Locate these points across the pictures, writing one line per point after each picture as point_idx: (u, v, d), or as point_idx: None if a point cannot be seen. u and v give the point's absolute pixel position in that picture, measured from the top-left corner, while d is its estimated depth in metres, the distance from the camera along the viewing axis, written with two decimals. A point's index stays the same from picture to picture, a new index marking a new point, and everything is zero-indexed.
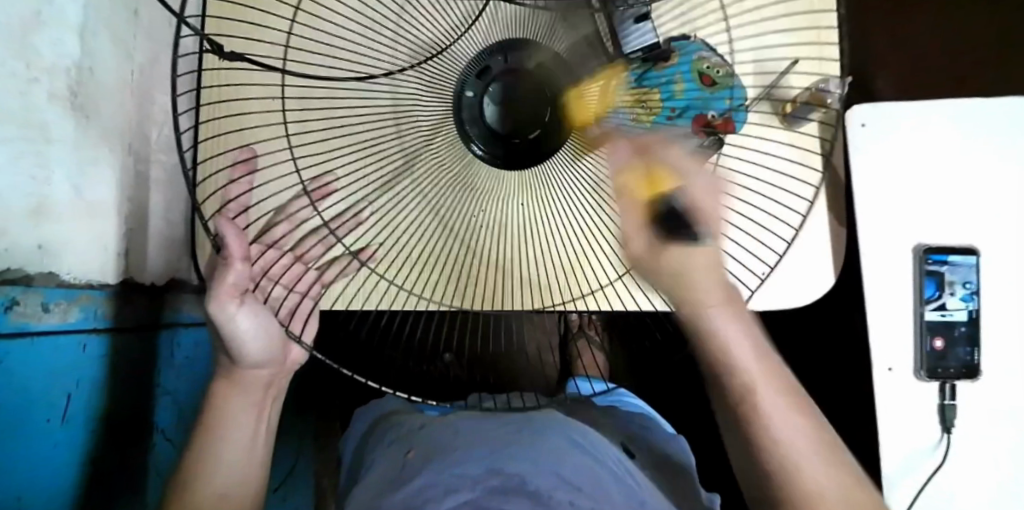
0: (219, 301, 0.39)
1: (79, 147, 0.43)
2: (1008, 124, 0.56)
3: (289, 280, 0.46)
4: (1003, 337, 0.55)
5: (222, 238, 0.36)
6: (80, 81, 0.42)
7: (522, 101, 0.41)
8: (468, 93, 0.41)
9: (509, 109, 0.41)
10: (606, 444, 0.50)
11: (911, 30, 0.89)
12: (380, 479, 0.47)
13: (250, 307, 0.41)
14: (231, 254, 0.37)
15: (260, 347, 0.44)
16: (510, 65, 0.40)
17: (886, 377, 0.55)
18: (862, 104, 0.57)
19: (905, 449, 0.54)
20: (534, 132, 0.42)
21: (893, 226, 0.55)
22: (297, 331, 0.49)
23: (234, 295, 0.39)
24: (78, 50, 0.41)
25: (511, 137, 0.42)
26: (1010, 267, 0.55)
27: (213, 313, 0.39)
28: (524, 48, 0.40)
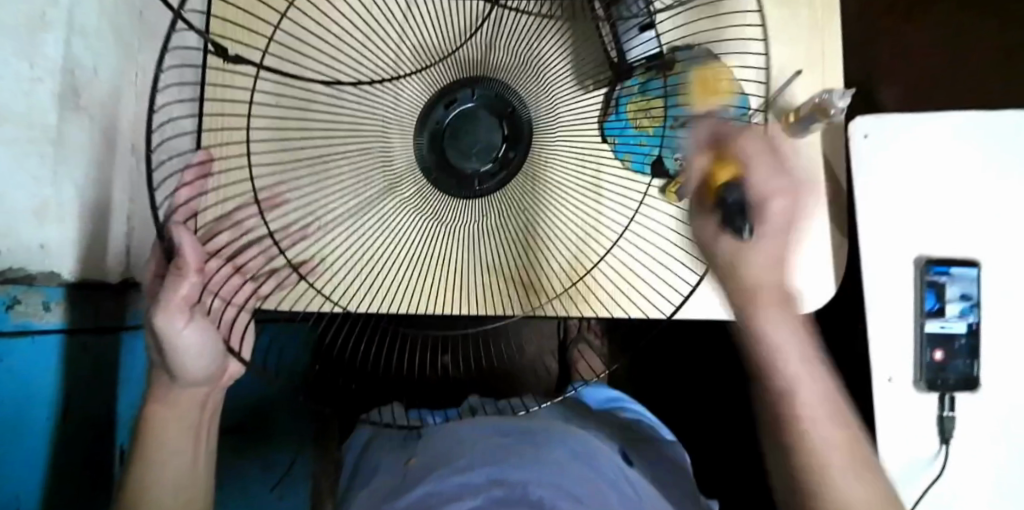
0: (167, 312, 0.38)
1: (78, 144, 0.43)
2: (1011, 137, 0.56)
3: (228, 293, 0.43)
4: (1002, 349, 0.55)
5: (176, 242, 0.36)
6: (79, 78, 0.41)
7: (478, 135, 0.42)
8: (435, 120, 0.42)
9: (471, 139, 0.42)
10: (607, 451, 0.50)
11: (913, 40, 0.89)
12: (381, 490, 0.47)
13: (198, 324, 0.40)
14: (184, 262, 0.36)
15: (204, 361, 0.42)
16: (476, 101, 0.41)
17: (885, 387, 0.55)
18: (866, 115, 0.56)
19: (903, 458, 0.54)
20: (487, 166, 0.42)
21: (895, 237, 0.55)
22: (236, 347, 0.46)
23: (183, 307, 0.38)
24: (77, 46, 0.41)
25: (465, 168, 0.42)
26: (1010, 280, 0.55)
27: (159, 326, 0.38)
28: (490, 88, 0.41)
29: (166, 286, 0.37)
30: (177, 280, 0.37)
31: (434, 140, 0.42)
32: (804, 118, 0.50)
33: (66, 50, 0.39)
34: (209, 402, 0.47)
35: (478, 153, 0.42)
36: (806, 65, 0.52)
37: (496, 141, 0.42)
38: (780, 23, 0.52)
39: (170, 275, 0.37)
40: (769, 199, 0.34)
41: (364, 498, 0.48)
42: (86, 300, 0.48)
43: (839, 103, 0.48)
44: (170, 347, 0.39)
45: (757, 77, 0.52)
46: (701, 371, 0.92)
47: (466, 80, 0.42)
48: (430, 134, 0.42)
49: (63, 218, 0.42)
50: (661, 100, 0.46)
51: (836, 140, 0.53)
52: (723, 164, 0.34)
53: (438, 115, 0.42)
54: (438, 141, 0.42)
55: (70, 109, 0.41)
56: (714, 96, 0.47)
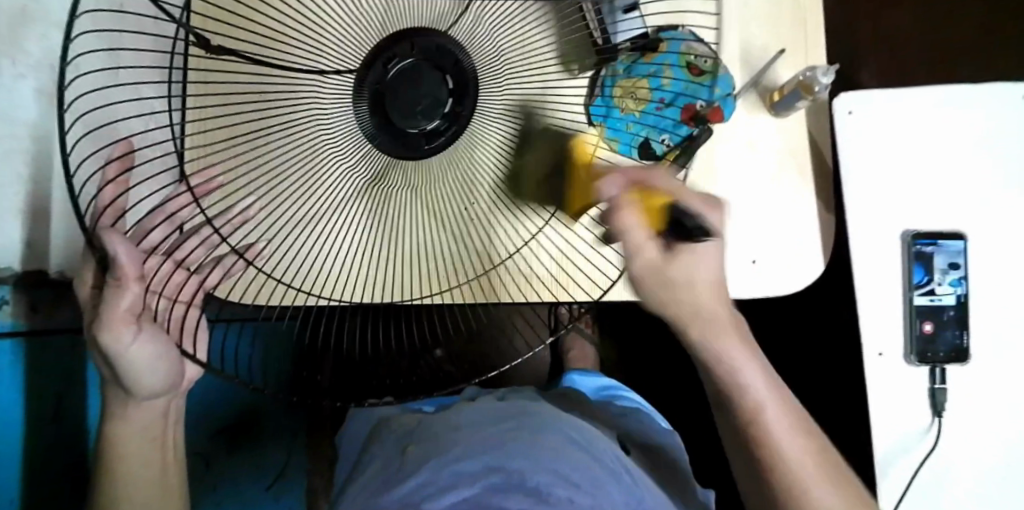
0: (110, 327, 0.35)
1: (17, 135, 0.43)
2: (993, 109, 0.57)
3: (173, 291, 0.43)
4: (990, 318, 0.56)
5: (108, 251, 0.32)
6: (25, 72, 0.43)
7: (421, 88, 0.36)
8: (376, 79, 0.36)
9: (405, 92, 0.36)
10: (601, 436, 0.50)
11: (892, 20, 0.90)
12: (378, 477, 0.47)
13: (146, 330, 0.38)
14: (121, 273, 0.33)
15: (161, 371, 0.41)
16: (416, 55, 0.36)
17: (876, 362, 0.55)
18: (848, 92, 0.57)
19: (897, 432, 0.55)
20: (435, 122, 0.37)
21: (882, 212, 0.56)
22: (189, 350, 0.46)
23: (130, 320, 0.36)
24: (22, 42, 0.42)
25: (406, 128, 0.37)
26: (996, 250, 0.56)
27: (105, 342, 0.35)
28: (436, 41, 0.36)
29: (105, 300, 0.35)
30: (117, 293, 0.34)
31: (376, 98, 0.36)
32: (788, 95, 0.50)
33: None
34: (171, 408, 0.46)
35: (423, 109, 0.37)
36: (787, 44, 0.53)
37: (440, 93, 0.37)
38: (761, 0, 0.52)
39: (109, 287, 0.34)
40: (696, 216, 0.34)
41: (364, 485, 0.48)
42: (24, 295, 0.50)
43: (823, 80, 0.47)
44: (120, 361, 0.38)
45: (739, 57, 0.52)
46: (696, 357, 0.92)
47: (388, 42, 0.36)
48: (371, 97, 0.36)
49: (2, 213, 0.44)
50: (645, 82, 0.48)
51: (820, 116, 0.53)
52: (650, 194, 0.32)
53: (377, 75, 0.36)
54: (381, 104, 0.36)
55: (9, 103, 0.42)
56: (696, 78, 0.49)
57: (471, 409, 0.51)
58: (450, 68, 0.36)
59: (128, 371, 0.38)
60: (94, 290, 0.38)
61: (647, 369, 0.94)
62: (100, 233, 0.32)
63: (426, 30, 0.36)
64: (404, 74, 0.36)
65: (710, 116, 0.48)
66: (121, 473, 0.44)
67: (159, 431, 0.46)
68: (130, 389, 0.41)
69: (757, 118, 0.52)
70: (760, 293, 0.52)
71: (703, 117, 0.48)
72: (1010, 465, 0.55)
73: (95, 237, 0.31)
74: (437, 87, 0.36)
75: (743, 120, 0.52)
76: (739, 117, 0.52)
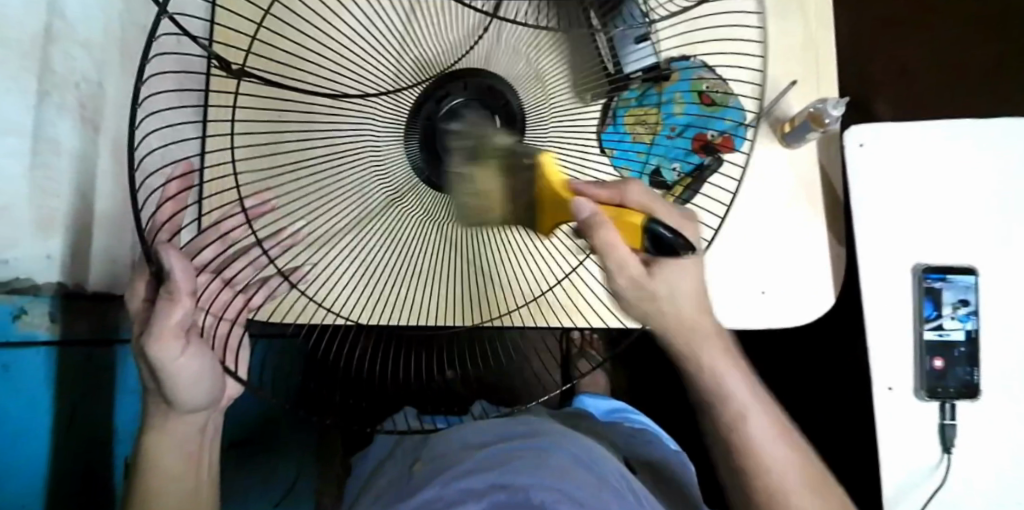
0: (162, 342, 0.35)
1: (51, 152, 0.43)
2: (1006, 146, 0.57)
3: (219, 308, 0.44)
4: (1002, 356, 0.55)
5: (164, 263, 0.31)
6: (55, 91, 0.43)
7: (468, 125, 0.38)
8: (430, 116, 0.37)
9: (454, 125, 0.37)
10: (609, 457, 0.50)
11: (908, 53, 0.90)
12: (388, 490, 0.48)
13: (194, 347, 0.38)
14: (176, 288, 0.32)
15: (205, 385, 0.41)
16: (469, 92, 0.38)
17: (886, 396, 0.55)
18: (859, 124, 0.57)
19: (906, 468, 0.54)
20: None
21: (894, 244, 0.56)
22: (230, 366, 0.47)
23: (178, 336, 0.36)
24: (55, 62, 0.42)
25: (446, 158, 0.36)
26: (1008, 288, 0.55)
27: (153, 356, 0.36)
28: (484, 79, 0.38)
29: (156, 315, 0.34)
30: (168, 306, 0.34)
31: (431, 126, 0.37)
32: (799, 127, 0.50)
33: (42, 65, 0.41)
34: (208, 424, 0.47)
35: None
36: (801, 76, 0.53)
37: (489, 132, 0.37)
38: (773, 33, 0.53)
39: (161, 301, 0.34)
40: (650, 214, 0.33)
41: (377, 489, 0.50)
42: (53, 307, 0.46)
43: (833, 112, 0.48)
44: (165, 377, 0.38)
45: (753, 90, 0.53)
46: None
47: (443, 78, 0.38)
48: (422, 130, 0.37)
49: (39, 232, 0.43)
50: (657, 112, 0.49)
51: (832, 149, 0.53)
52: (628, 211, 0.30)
53: (431, 110, 0.37)
54: (432, 135, 0.37)
55: (49, 125, 0.42)
56: (708, 108, 0.50)
57: (490, 428, 0.51)
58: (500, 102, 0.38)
59: (171, 384, 0.39)
60: (145, 303, 0.38)
61: (652, 392, 0.93)
62: (158, 246, 0.31)
63: (470, 69, 0.38)
64: (455, 109, 0.37)
65: (718, 145, 0.50)
66: (155, 487, 0.45)
67: (193, 450, 0.46)
68: (173, 403, 0.41)
69: (768, 149, 0.52)
70: (768, 323, 0.51)
71: (713, 147, 0.49)
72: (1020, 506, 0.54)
73: (152, 251, 0.31)
74: (485, 120, 0.38)
75: (754, 149, 0.52)
76: (750, 147, 0.52)
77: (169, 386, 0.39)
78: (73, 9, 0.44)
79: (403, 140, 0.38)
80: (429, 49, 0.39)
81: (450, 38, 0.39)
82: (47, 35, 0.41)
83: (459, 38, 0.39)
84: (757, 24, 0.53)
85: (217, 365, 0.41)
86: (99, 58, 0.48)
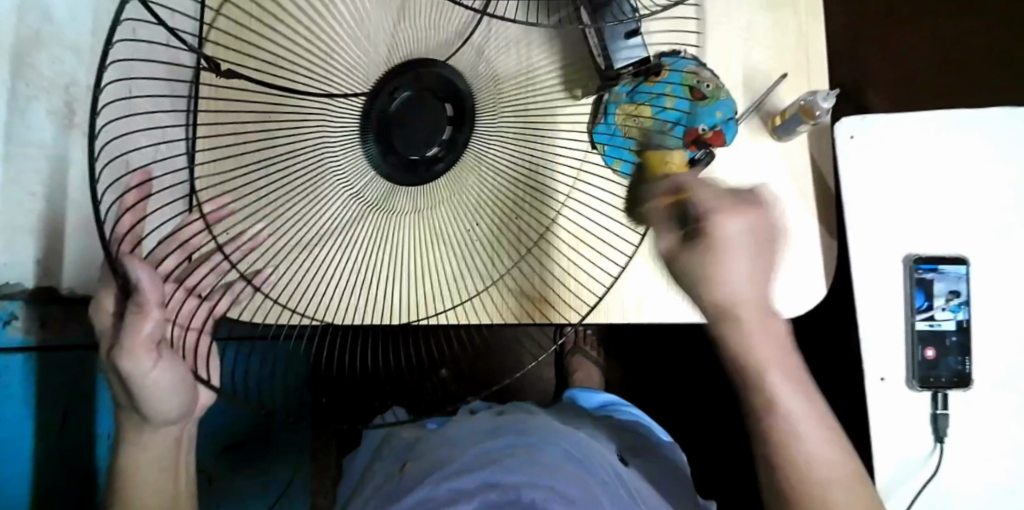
0: (134, 354, 0.35)
1: (36, 154, 0.43)
2: (996, 136, 0.57)
3: (185, 318, 0.44)
4: (993, 345, 0.55)
5: (130, 278, 0.31)
6: (39, 94, 0.43)
7: (422, 118, 0.37)
8: (381, 111, 0.37)
9: (406, 121, 0.37)
10: (601, 452, 0.50)
11: (901, 44, 0.90)
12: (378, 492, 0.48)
13: (167, 360, 0.38)
14: (144, 301, 0.33)
15: (177, 399, 0.41)
16: (418, 81, 0.37)
17: (877, 387, 0.55)
18: (850, 116, 0.57)
19: (898, 457, 0.54)
20: (435, 149, 0.37)
21: (885, 235, 0.56)
22: (203, 374, 0.48)
23: (150, 348, 0.36)
24: (36, 64, 0.42)
25: (409, 153, 0.37)
26: (999, 277, 0.56)
27: (125, 369, 0.36)
28: (438, 67, 0.37)
29: (126, 328, 0.35)
30: (138, 320, 0.34)
31: (381, 125, 0.37)
32: (789, 120, 0.50)
33: (24, 66, 0.41)
34: (184, 436, 0.47)
35: (425, 139, 0.37)
36: (792, 68, 0.53)
37: (442, 121, 0.37)
38: (763, 26, 0.53)
39: (131, 314, 0.34)
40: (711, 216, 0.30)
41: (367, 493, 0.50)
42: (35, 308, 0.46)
43: (824, 105, 0.48)
44: (140, 388, 0.38)
45: (742, 83, 0.53)
46: (700, 376, 0.92)
47: (390, 72, 0.37)
48: (374, 128, 0.37)
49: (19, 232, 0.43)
50: (649, 106, 0.48)
51: (823, 141, 0.53)
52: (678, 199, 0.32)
53: (381, 105, 0.37)
54: (386, 131, 0.37)
55: (32, 126, 0.43)
56: (700, 102, 0.49)
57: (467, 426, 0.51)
58: (446, 89, 0.37)
59: (146, 395, 0.39)
60: (113, 315, 0.38)
61: (649, 386, 0.93)
62: (123, 260, 0.31)
63: (427, 59, 0.37)
64: (403, 103, 0.37)
65: (710, 139, 0.49)
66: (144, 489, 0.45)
67: (170, 460, 0.46)
68: (146, 416, 0.42)
69: (759, 141, 0.52)
70: None
71: (705, 141, 0.48)
72: (1012, 494, 0.54)
73: (119, 264, 0.31)
74: (437, 108, 0.37)
75: (744, 142, 0.52)
76: (741, 141, 0.52)
77: (142, 399, 0.39)
78: (59, 12, 0.44)
79: (359, 133, 0.37)
80: (419, 41, 0.39)
81: (443, 31, 0.39)
82: (31, 38, 0.41)
83: (449, 32, 0.40)
84: (745, 17, 0.53)
85: (189, 375, 0.41)
86: (88, 61, 0.48)
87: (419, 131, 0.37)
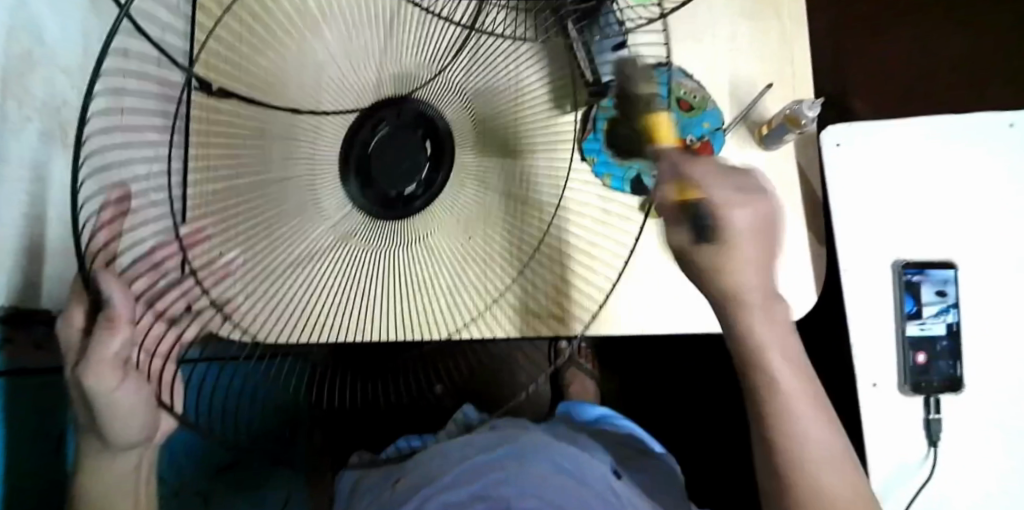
0: (97, 372, 0.35)
1: (23, 176, 0.43)
2: (979, 141, 0.58)
3: (152, 343, 0.43)
4: (982, 348, 0.56)
5: (102, 292, 0.31)
6: (30, 115, 0.42)
7: (400, 157, 0.41)
8: (359, 149, 0.40)
9: (381, 159, 0.41)
10: (596, 462, 0.49)
11: (882, 50, 0.91)
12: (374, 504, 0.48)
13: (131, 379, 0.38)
14: (116, 314, 0.32)
15: (139, 419, 0.41)
16: (397, 120, 0.40)
17: (870, 392, 0.55)
18: (836, 124, 0.57)
19: (894, 462, 0.55)
20: (412, 186, 0.41)
21: (874, 241, 0.56)
22: (167, 401, 0.48)
23: (117, 366, 0.36)
24: (30, 84, 0.42)
25: (389, 191, 0.41)
26: (987, 280, 0.56)
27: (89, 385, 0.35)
28: (418, 107, 0.40)
29: (95, 344, 0.34)
30: (108, 336, 0.34)
31: (364, 162, 0.40)
32: (777, 129, 0.50)
33: (18, 85, 0.40)
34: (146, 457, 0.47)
35: (403, 177, 0.41)
36: (778, 78, 0.54)
37: (420, 160, 0.41)
38: (748, 37, 0.53)
39: (101, 330, 0.34)
40: (726, 215, 0.28)
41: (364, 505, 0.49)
42: (17, 331, 0.44)
43: (808, 114, 0.48)
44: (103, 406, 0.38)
45: (728, 92, 0.53)
46: (693, 383, 0.92)
47: (370, 109, 0.41)
48: (354, 167, 0.41)
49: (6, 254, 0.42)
50: (637, 118, 0.47)
51: (810, 150, 0.54)
52: (685, 189, 0.28)
53: (361, 140, 0.41)
54: (365, 169, 0.41)
55: (22, 146, 0.42)
56: (687, 113, 0.50)
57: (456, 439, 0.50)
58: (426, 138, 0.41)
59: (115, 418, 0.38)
60: (82, 332, 0.37)
61: (643, 394, 0.93)
62: (96, 276, 0.31)
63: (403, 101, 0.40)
64: (379, 143, 0.40)
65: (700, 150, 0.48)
66: None
67: (135, 482, 0.46)
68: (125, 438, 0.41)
69: (747, 150, 0.53)
70: None
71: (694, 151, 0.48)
72: (1007, 496, 0.55)
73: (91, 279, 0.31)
74: (415, 152, 0.41)
75: (733, 153, 0.53)
76: (729, 151, 0.53)
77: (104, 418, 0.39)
78: (48, 32, 0.43)
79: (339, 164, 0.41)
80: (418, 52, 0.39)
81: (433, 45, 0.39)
82: (24, 57, 0.41)
83: (443, 48, 0.39)
84: (731, 28, 0.53)
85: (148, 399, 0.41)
86: (78, 82, 0.48)
87: (398, 166, 0.41)
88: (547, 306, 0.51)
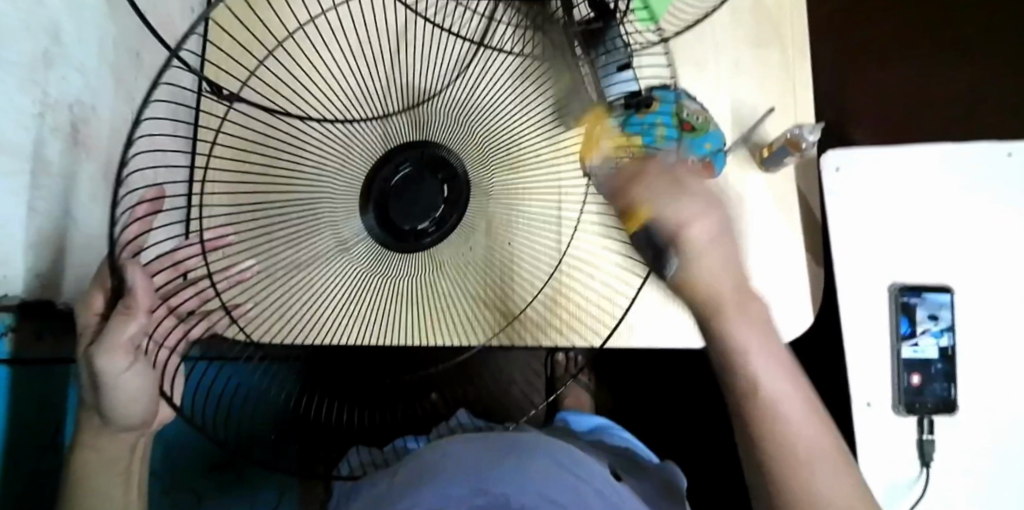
0: (111, 355, 0.37)
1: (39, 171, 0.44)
2: (977, 169, 0.59)
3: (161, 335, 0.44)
4: (976, 372, 0.57)
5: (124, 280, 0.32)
6: (46, 112, 0.44)
7: (418, 193, 0.41)
8: (388, 180, 0.41)
9: (402, 193, 0.41)
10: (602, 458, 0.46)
11: (885, 78, 0.93)
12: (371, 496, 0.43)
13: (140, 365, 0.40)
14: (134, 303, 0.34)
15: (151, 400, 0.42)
16: (425, 157, 0.41)
17: (863, 412, 0.56)
18: (836, 148, 0.59)
19: (886, 479, 0.55)
20: (425, 224, 0.42)
21: (871, 264, 0.57)
22: (168, 391, 0.49)
23: (129, 351, 0.37)
24: (47, 83, 0.43)
25: (403, 225, 0.41)
26: (982, 306, 0.57)
27: (101, 367, 0.37)
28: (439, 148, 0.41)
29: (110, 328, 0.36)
30: (123, 322, 0.35)
31: (381, 198, 0.41)
32: (777, 152, 0.52)
33: (31, 82, 0.42)
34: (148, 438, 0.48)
35: (416, 213, 0.41)
36: (779, 101, 0.55)
37: (436, 201, 0.42)
38: (751, 61, 0.55)
39: (117, 316, 0.35)
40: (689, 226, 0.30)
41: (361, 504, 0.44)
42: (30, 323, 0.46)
43: (811, 137, 0.50)
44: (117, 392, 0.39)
45: (729, 115, 0.55)
46: (690, 399, 0.93)
47: (398, 148, 0.41)
48: (375, 196, 0.41)
49: (22, 248, 0.43)
50: None
51: (809, 173, 0.55)
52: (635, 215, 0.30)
53: (386, 173, 0.41)
54: (384, 201, 0.41)
55: (38, 142, 0.43)
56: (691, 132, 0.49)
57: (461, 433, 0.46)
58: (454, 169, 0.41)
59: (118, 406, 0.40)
60: (100, 316, 0.39)
61: (642, 408, 0.94)
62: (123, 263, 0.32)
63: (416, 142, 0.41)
64: (398, 175, 0.41)
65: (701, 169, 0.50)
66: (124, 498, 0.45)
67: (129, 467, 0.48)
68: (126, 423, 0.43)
69: (748, 174, 0.54)
70: None
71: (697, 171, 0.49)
72: None
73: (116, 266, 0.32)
74: (434, 191, 0.41)
75: (734, 174, 0.54)
76: (730, 173, 0.54)
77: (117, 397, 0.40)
78: (67, 33, 0.45)
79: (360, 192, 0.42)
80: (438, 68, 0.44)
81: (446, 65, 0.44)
82: (41, 59, 0.42)
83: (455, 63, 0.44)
84: (732, 52, 0.55)
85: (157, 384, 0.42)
86: (94, 83, 0.49)
87: (415, 204, 0.41)
88: (549, 316, 0.53)
